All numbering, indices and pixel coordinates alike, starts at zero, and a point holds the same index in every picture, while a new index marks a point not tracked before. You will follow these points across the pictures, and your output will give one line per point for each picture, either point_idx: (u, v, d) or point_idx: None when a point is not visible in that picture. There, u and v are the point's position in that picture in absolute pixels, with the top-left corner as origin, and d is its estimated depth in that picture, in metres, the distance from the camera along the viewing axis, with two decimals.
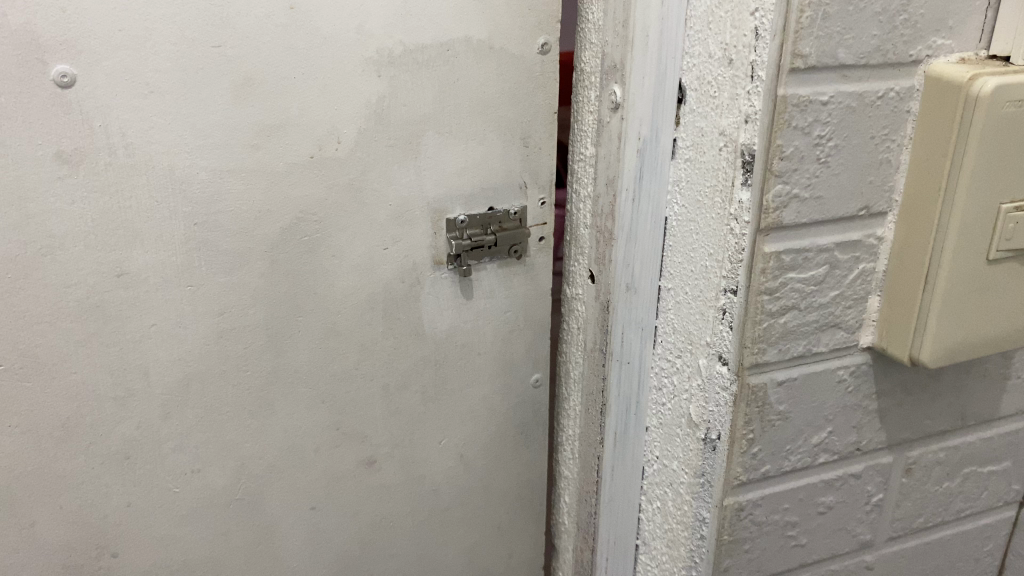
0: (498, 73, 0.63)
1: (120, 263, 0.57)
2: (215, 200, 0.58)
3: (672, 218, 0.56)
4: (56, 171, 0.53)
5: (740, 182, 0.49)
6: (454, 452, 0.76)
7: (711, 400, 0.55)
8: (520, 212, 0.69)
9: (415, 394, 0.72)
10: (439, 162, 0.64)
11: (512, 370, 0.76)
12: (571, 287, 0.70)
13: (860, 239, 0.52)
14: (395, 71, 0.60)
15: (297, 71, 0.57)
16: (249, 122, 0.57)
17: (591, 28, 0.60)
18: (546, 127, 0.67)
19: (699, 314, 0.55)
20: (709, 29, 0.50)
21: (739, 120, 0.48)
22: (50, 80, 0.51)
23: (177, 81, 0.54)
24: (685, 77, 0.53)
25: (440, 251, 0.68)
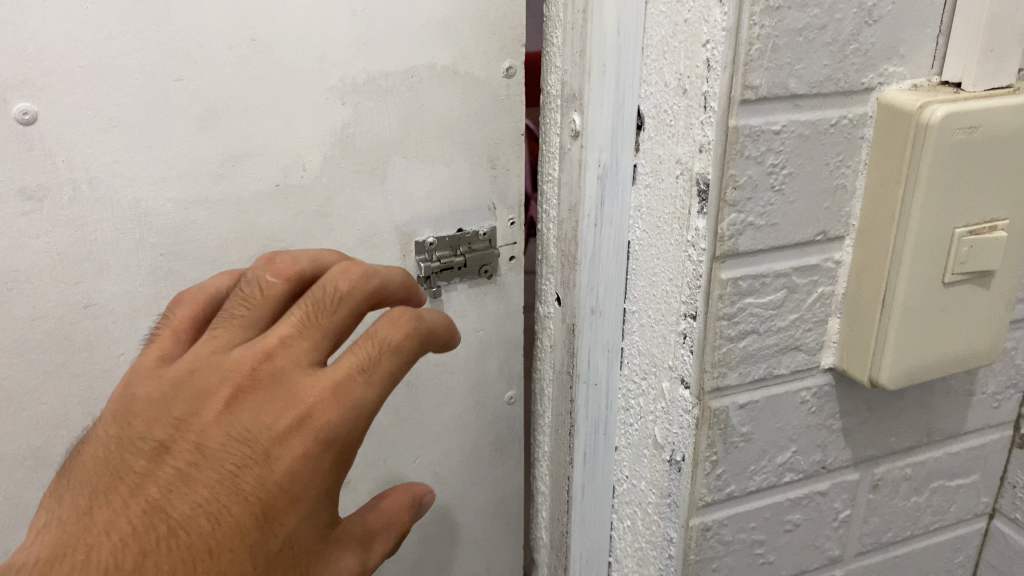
0: (463, 98, 0.64)
1: (86, 293, 0.58)
2: (179, 231, 0.59)
3: (634, 242, 0.56)
4: (21, 207, 0.55)
5: (695, 211, 0.50)
6: (429, 469, 0.77)
7: (675, 422, 0.56)
8: (490, 232, 0.70)
9: (389, 414, 0.73)
10: (406, 186, 0.65)
11: (486, 387, 0.76)
12: (542, 306, 0.70)
13: (818, 263, 0.53)
14: (359, 98, 0.61)
15: (261, 102, 0.58)
16: (214, 153, 0.58)
17: (554, 53, 0.61)
18: (514, 149, 0.68)
19: (661, 337, 0.55)
20: (663, 59, 0.51)
21: (694, 150, 0.49)
22: (12, 117, 0.52)
23: (139, 115, 0.55)
24: (643, 104, 0.53)
25: (410, 273, 0.68)
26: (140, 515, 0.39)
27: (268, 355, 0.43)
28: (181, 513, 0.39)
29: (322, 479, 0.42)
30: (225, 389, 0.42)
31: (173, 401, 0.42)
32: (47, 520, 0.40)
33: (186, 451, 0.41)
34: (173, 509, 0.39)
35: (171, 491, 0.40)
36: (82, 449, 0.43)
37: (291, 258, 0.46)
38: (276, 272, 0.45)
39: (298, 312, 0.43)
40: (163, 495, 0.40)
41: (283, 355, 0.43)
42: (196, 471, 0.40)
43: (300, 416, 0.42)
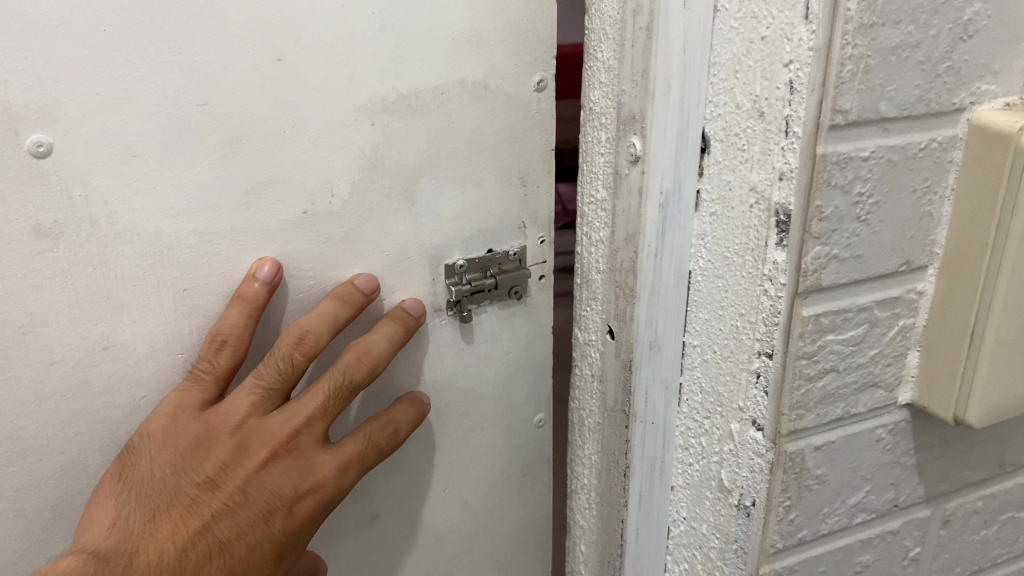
0: (494, 114, 0.60)
1: (105, 336, 0.54)
2: (204, 264, 0.55)
3: (696, 271, 0.53)
4: (36, 248, 0.50)
5: (774, 243, 0.46)
6: (459, 500, 0.74)
7: (745, 465, 0.52)
8: (519, 252, 0.66)
9: (419, 446, 0.69)
10: (437, 209, 0.61)
11: (516, 413, 0.73)
12: (583, 333, 0.67)
13: (900, 295, 0.49)
14: (389, 118, 0.56)
15: (286, 125, 0.53)
16: (240, 180, 0.53)
17: (599, 68, 0.59)
18: (545, 165, 0.64)
19: (728, 375, 0.52)
20: (736, 79, 0.47)
21: (773, 177, 0.45)
22: (25, 150, 0.47)
23: (161, 143, 0.50)
24: (709, 126, 0.50)
25: (440, 297, 0.64)
26: (194, 532, 0.55)
27: (297, 431, 0.57)
28: (222, 539, 0.55)
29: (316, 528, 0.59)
30: (263, 452, 0.57)
31: (220, 446, 0.56)
32: (112, 520, 0.54)
33: (229, 492, 0.56)
34: (216, 533, 0.55)
35: (220, 520, 0.55)
36: (138, 461, 0.55)
37: (315, 339, 0.56)
38: (305, 354, 0.56)
39: (323, 399, 0.58)
40: (210, 521, 0.55)
41: (307, 432, 0.58)
42: (237, 509, 0.56)
43: (314, 484, 0.58)
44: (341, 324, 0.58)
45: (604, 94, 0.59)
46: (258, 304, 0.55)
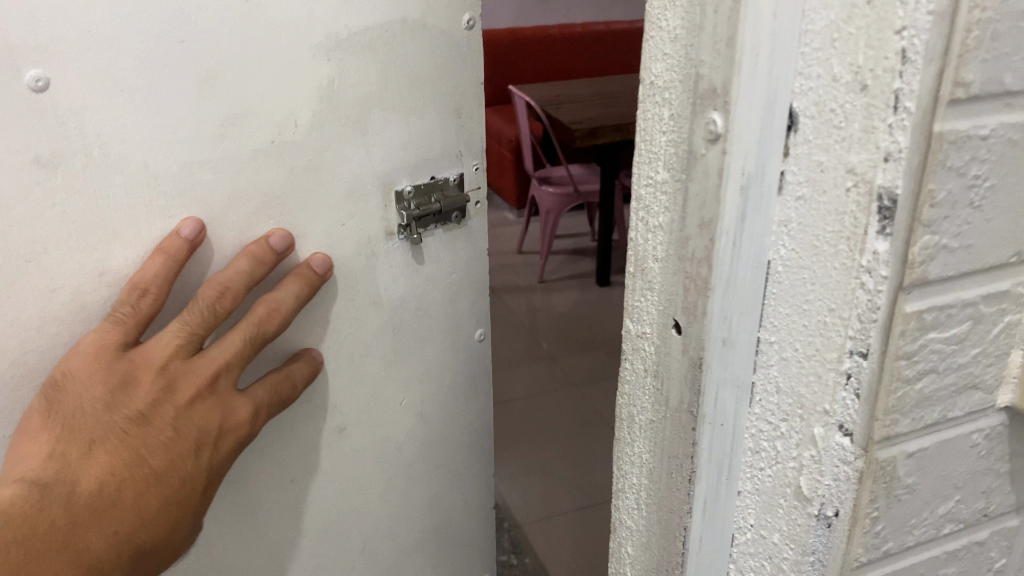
0: (433, 49, 0.90)
1: (100, 263, 0.78)
2: (185, 191, 0.79)
3: (777, 261, 0.48)
4: (38, 176, 0.72)
5: (875, 231, 0.42)
6: (413, 413, 1.13)
7: (828, 474, 0.48)
8: (456, 178, 1.00)
9: (371, 363, 1.04)
10: (384, 133, 0.91)
11: (459, 331, 1.12)
12: (634, 324, 0.63)
13: (1010, 288, 0.46)
14: (340, 54, 0.84)
15: (254, 57, 0.78)
16: (220, 113, 0.78)
17: (664, 38, 0.54)
18: (472, 99, 0.97)
19: (813, 374, 0.48)
20: (833, 48, 0.42)
21: (878, 158, 0.41)
22: (27, 84, 0.68)
23: (145, 79, 0.73)
24: (797, 102, 0.45)
25: (391, 223, 0.96)
26: (130, 462, 0.76)
27: (214, 376, 0.81)
28: (156, 468, 0.77)
29: (229, 454, 0.85)
30: (187, 394, 0.79)
31: (149, 391, 0.77)
32: (50, 454, 0.74)
33: (158, 426, 0.78)
34: (150, 462, 0.77)
35: (150, 452, 0.77)
36: (69, 401, 0.76)
37: (234, 292, 0.81)
38: (226, 305, 0.80)
39: (238, 345, 0.82)
40: (144, 453, 0.77)
41: (223, 375, 0.82)
42: (169, 442, 0.78)
43: (228, 418, 0.83)
44: (254, 278, 0.83)
45: (669, 67, 0.54)
46: (178, 252, 0.79)
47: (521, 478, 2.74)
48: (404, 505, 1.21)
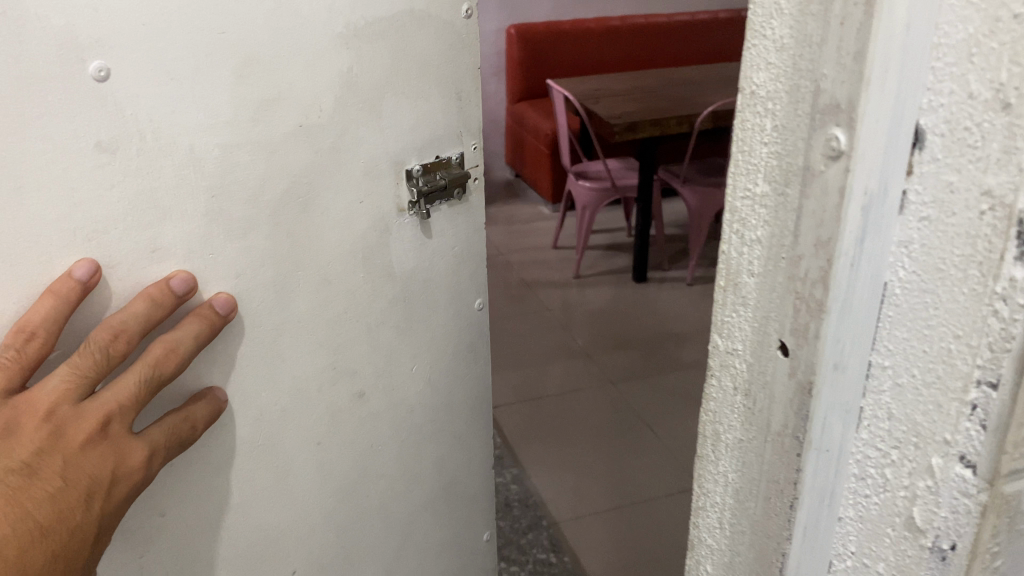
0: (437, 39, 1.05)
1: (153, 241, 0.86)
2: (227, 172, 0.89)
3: (894, 283, 0.46)
4: (98, 159, 0.79)
5: (1012, 257, 0.41)
6: (423, 377, 1.24)
7: (945, 505, 0.47)
8: (459, 158, 1.14)
9: (388, 329, 1.15)
10: (397, 115, 1.04)
11: (463, 299, 1.25)
12: (722, 339, 0.61)
13: None
14: (359, 44, 0.97)
15: (285, 48, 0.90)
16: (256, 100, 0.89)
17: (768, 44, 0.51)
18: (470, 85, 1.12)
19: (931, 403, 0.46)
20: (971, 63, 0.40)
21: (1019, 179, 0.39)
22: (90, 73, 0.76)
23: (189, 69, 0.82)
24: (924, 119, 0.42)
25: (402, 201, 1.09)
26: (13, 514, 0.73)
27: (109, 420, 0.81)
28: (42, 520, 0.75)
29: (123, 504, 0.84)
30: (81, 439, 0.79)
31: (38, 436, 0.76)
32: None
33: (45, 474, 0.76)
34: (37, 512, 0.75)
35: (36, 503, 0.75)
36: None
37: (129, 335, 0.82)
38: (120, 348, 0.82)
39: (133, 388, 0.83)
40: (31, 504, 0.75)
41: (116, 421, 0.82)
42: (59, 490, 0.77)
43: (123, 465, 0.83)
44: (150, 321, 0.84)
45: (772, 74, 0.51)
46: (69, 293, 0.79)
47: (553, 471, 2.75)
48: (416, 467, 1.30)
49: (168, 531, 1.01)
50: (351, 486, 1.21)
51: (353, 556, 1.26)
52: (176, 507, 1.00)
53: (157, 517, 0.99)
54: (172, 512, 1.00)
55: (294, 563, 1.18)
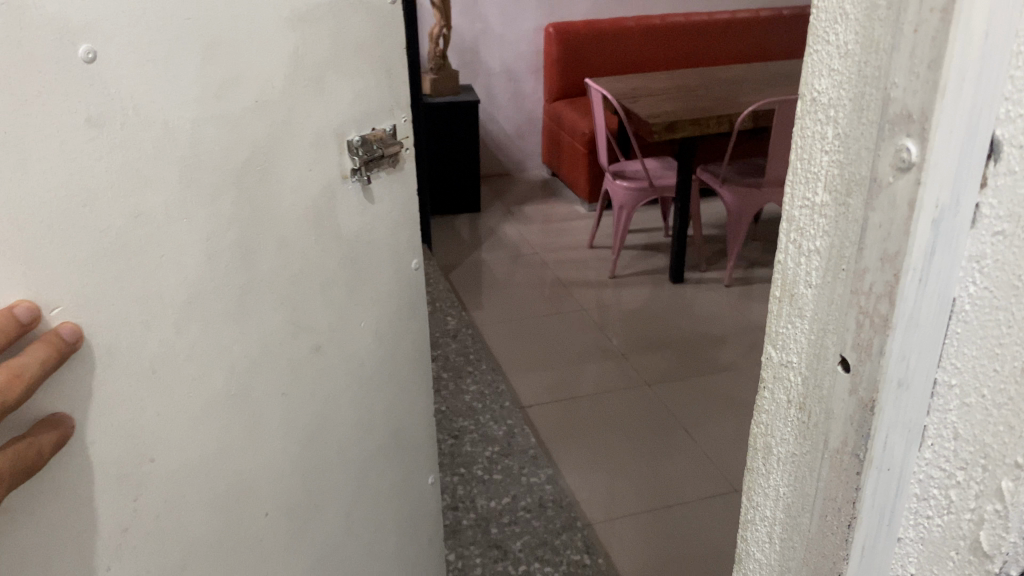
0: (368, 22, 1.13)
1: (137, 207, 0.88)
2: (196, 145, 0.93)
3: (963, 299, 0.44)
4: (91, 133, 0.82)
5: None
6: (368, 331, 1.29)
7: (1015, 528, 0.47)
8: (390, 129, 1.22)
9: (336, 287, 1.21)
10: (335, 89, 1.11)
11: (399, 258, 1.32)
12: (773, 352, 0.57)
13: None
14: (303, 29, 1.04)
15: (240, 33, 0.95)
16: (217, 82, 0.94)
17: (829, 47, 0.47)
18: (398, 64, 1.20)
19: (1004, 426, 0.45)
20: None
21: None
22: (81, 56, 0.80)
23: (160, 51, 0.87)
24: (1000, 128, 0.41)
25: (345, 168, 1.17)
26: None
27: None
28: None
29: None
30: None
31: None
32: None
33: None
34: None
35: None
36: None
37: None
38: None
39: None
40: None
41: None
42: None
43: None
44: None
45: (836, 81, 0.47)
46: None
47: (584, 470, 2.73)
48: (366, 417, 1.34)
49: (155, 479, 0.98)
50: (313, 431, 1.23)
51: (318, 500, 1.27)
52: (167, 465, 1.00)
53: (146, 462, 0.97)
54: (164, 466, 0.99)
55: (266, 506, 1.17)
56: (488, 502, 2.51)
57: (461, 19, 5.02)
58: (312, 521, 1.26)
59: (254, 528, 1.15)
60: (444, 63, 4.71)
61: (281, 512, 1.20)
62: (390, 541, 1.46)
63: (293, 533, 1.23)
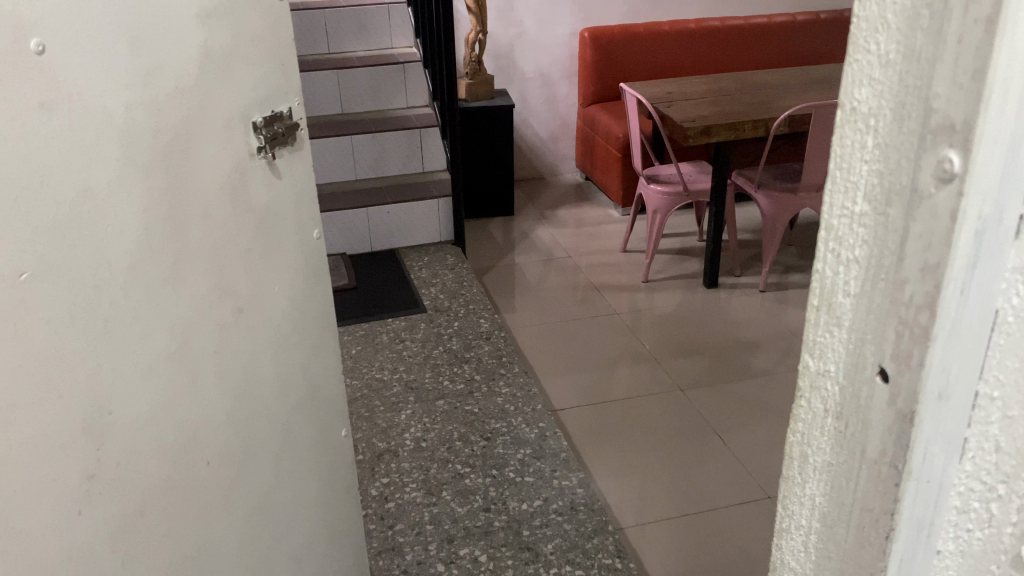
0: (264, 18, 1.22)
1: (85, 183, 0.90)
2: (130, 131, 0.96)
3: (1006, 311, 0.43)
4: (44, 118, 0.83)
5: None
6: (283, 298, 1.35)
7: None
8: (285, 112, 1.30)
9: (253, 254, 1.25)
10: (241, 77, 1.18)
11: (302, 234, 1.39)
12: (809, 359, 0.57)
13: None
14: (212, 20, 1.10)
15: (160, 25, 1.00)
16: (144, 72, 0.98)
17: (869, 55, 0.46)
18: (290, 55, 1.30)
19: None
20: None
21: None
22: (32, 49, 0.81)
23: (96, 44, 0.90)
24: None
25: (252, 147, 1.22)
26: None
27: None
28: None
29: None
30: None
31: None
32: None
33: None
34: None
35: None
36: None
37: None
38: None
39: None
40: None
41: None
42: None
43: None
44: None
45: (874, 89, 0.46)
46: None
47: (612, 475, 2.73)
48: (286, 375, 1.38)
49: (116, 432, 0.98)
50: (242, 386, 1.25)
51: (253, 451, 1.29)
52: (124, 419, 0.99)
53: (106, 416, 0.96)
54: (121, 419, 0.99)
55: (209, 455, 1.17)
56: (520, 505, 2.49)
57: (496, 24, 5.04)
58: (247, 472, 1.28)
59: (197, 476, 1.15)
60: (478, 69, 4.77)
61: (221, 461, 1.20)
62: (313, 490, 1.51)
63: (232, 486, 1.24)
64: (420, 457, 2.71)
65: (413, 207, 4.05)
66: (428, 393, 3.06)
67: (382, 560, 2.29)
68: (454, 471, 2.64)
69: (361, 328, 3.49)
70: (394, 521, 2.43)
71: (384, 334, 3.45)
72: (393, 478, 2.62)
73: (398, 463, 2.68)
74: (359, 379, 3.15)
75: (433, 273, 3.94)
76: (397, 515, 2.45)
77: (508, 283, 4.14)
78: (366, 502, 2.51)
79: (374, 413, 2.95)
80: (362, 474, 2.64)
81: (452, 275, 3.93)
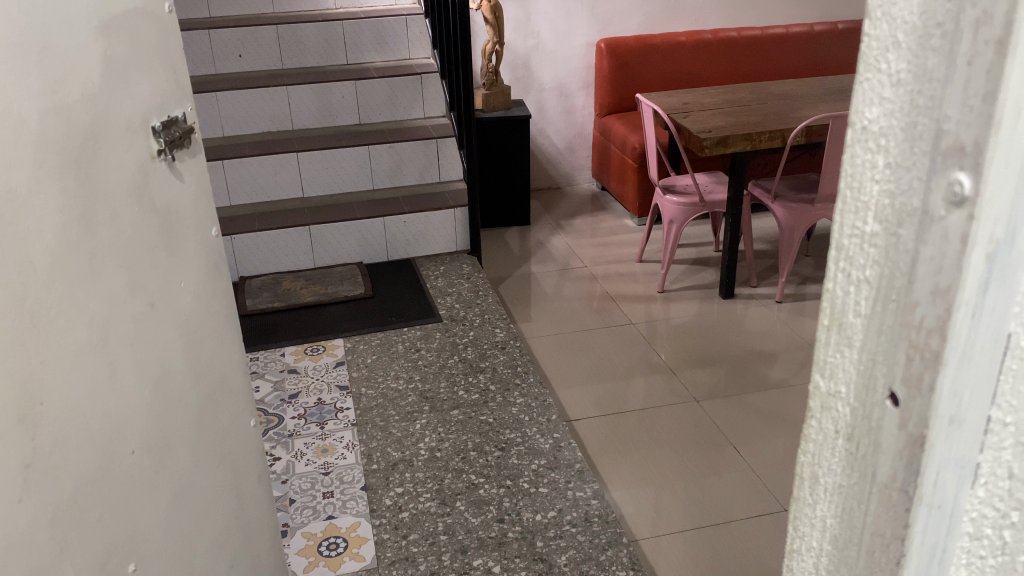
0: (155, 25, 1.29)
1: (7, 182, 0.89)
2: (46, 137, 0.97)
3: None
4: None
5: None
6: (189, 293, 1.38)
7: None
8: (178, 118, 1.36)
9: (159, 253, 1.28)
10: (139, 83, 1.23)
11: (201, 225, 1.45)
12: (816, 382, 0.50)
13: None
14: (109, 29, 1.14)
15: (62, 29, 1.01)
16: (53, 80, 0.99)
17: (881, 74, 0.40)
18: (181, 61, 1.38)
19: None
20: None
21: None
22: None
23: (11, 51, 0.90)
24: None
25: (153, 149, 1.27)
26: None
27: None
28: None
29: None
30: None
31: None
32: None
33: None
34: None
35: None
36: None
37: None
38: None
39: None
40: None
41: None
42: None
43: None
44: None
45: (886, 110, 0.40)
46: None
47: (623, 484, 2.73)
48: (195, 364, 1.39)
49: (48, 420, 0.94)
50: (158, 376, 1.25)
51: (171, 439, 1.27)
52: (52, 408, 0.96)
53: (38, 405, 0.93)
54: (51, 410, 0.95)
55: (131, 444, 1.15)
56: (534, 516, 2.48)
57: (514, 35, 5.05)
58: (167, 462, 1.25)
59: (125, 466, 1.12)
60: (495, 80, 4.80)
61: (144, 451, 1.18)
62: (227, 477, 1.50)
63: (156, 472, 1.21)
64: (434, 467, 2.71)
65: (431, 217, 4.05)
66: (443, 402, 3.06)
67: (396, 569, 2.29)
68: (468, 480, 2.64)
69: (377, 337, 3.50)
70: (407, 531, 2.43)
71: (399, 343, 3.46)
72: (408, 488, 2.62)
73: (412, 472, 2.69)
74: (374, 388, 3.16)
75: (449, 282, 3.95)
76: (411, 525, 2.45)
77: (524, 292, 4.14)
78: (381, 511, 2.51)
79: (390, 423, 2.95)
80: (376, 483, 2.65)
81: (467, 284, 3.93)
